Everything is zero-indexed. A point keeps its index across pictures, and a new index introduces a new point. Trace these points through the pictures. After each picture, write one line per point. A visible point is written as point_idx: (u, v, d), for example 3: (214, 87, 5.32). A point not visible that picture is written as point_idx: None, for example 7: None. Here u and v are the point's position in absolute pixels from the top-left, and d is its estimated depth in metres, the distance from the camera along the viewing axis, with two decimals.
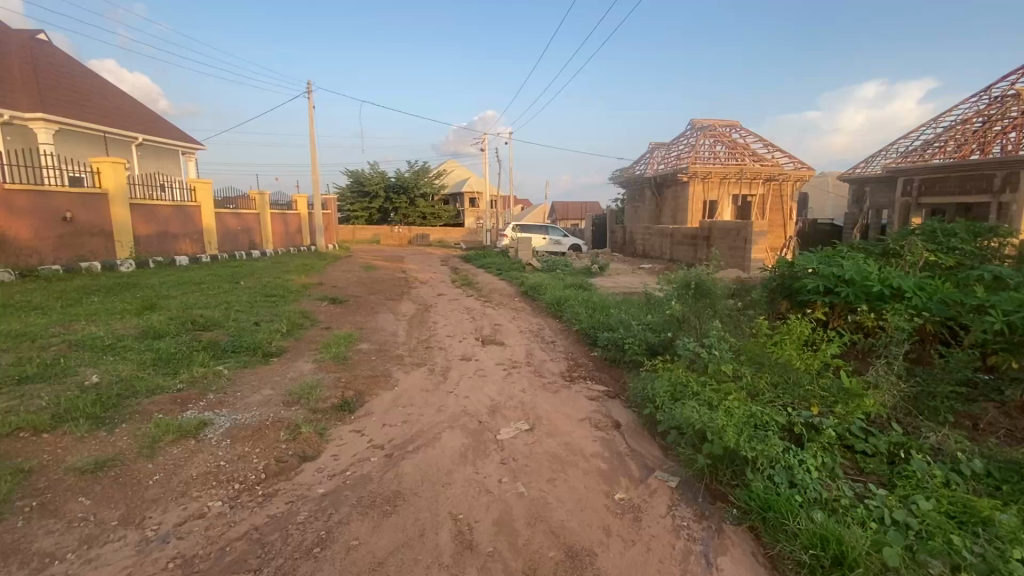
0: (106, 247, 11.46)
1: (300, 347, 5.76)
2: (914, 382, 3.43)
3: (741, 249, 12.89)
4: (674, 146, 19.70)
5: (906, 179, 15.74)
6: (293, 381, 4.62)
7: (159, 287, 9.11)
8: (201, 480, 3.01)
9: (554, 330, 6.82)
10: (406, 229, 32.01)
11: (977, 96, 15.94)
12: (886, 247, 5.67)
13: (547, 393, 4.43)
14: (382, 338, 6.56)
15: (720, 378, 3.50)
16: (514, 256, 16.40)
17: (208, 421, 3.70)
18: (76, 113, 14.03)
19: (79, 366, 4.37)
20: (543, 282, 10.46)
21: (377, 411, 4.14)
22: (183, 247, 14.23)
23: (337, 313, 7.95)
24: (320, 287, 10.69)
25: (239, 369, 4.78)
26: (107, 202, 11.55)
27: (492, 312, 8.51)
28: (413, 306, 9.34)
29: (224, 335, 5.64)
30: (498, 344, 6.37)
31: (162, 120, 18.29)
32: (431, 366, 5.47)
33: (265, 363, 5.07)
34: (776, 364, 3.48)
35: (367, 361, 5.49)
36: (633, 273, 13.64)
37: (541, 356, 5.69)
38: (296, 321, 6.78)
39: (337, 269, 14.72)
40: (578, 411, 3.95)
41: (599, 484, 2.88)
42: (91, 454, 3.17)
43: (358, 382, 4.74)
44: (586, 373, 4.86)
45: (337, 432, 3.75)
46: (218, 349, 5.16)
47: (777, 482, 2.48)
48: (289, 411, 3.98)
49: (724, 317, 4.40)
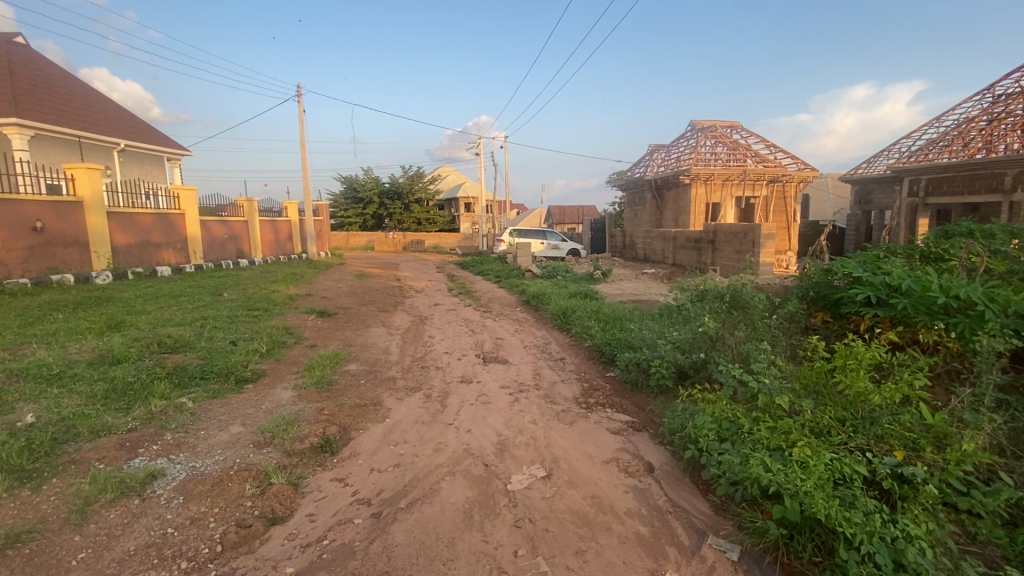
0: (81, 258, 10.79)
1: (279, 371, 5.12)
2: (1008, 416, 2.90)
3: (749, 253, 12.33)
4: (674, 148, 19.22)
5: (915, 179, 15.35)
6: (268, 415, 3.98)
7: (133, 302, 8.44)
8: (139, 558, 2.38)
9: (562, 345, 6.21)
10: (400, 235, 31.34)
11: (980, 95, 15.57)
12: (928, 251, 5.06)
13: (562, 425, 3.82)
14: (373, 357, 5.95)
15: (776, 413, 2.95)
16: (513, 263, 15.81)
17: (159, 471, 3.06)
18: (54, 118, 13.40)
19: (15, 403, 3.70)
20: (546, 291, 9.83)
21: (365, 451, 3.53)
22: (166, 257, 13.54)
23: (324, 328, 7.31)
24: (309, 299, 10.04)
25: (206, 400, 4.15)
26: (82, 211, 10.89)
27: (493, 324, 7.90)
28: (407, 318, 8.70)
29: (193, 359, 5.00)
30: (501, 362, 5.75)
31: (145, 125, 17.65)
32: (427, 390, 4.85)
33: (240, 393, 4.43)
34: (841, 396, 2.94)
35: (355, 386, 4.86)
36: (637, 280, 13.05)
37: (550, 377, 5.07)
38: (278, 339, 6.15)
39: (327, 278, 14.08)
40: (602, 450, 3.35)
41: (642, 559, 2.29)
42: (3, 524, 2.51)
43: (344, 413, 4.11)
44: (604, 400, 4.25)
45: (314, 482, 3.12)
46: (184, 375, 4.52)
47: (882, 567, 1.94)
48: (259, 455, 3.35)
49: (765, 335, 3.85)
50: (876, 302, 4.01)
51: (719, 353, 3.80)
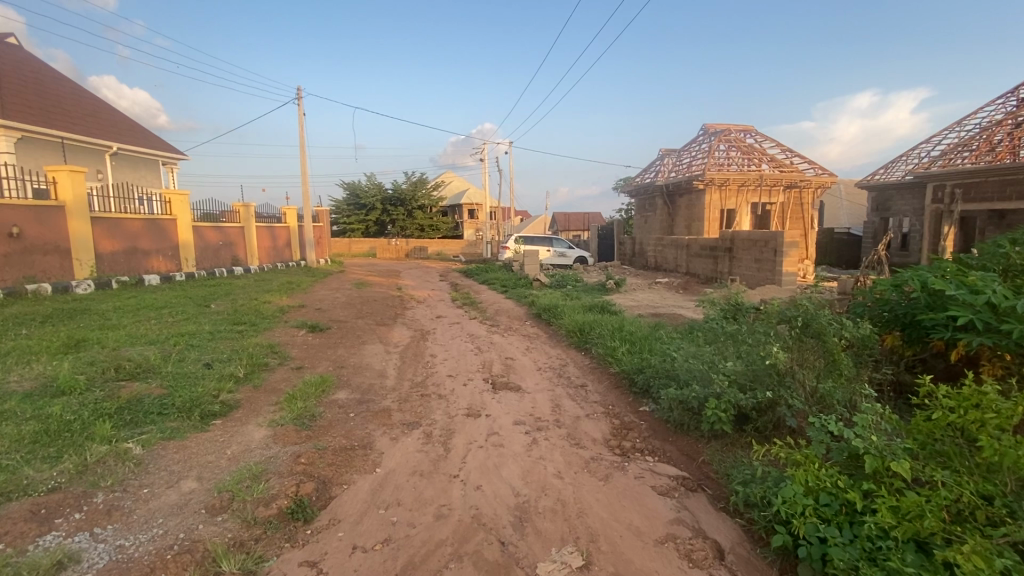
0: (61, 266, 10.13)
1: (256, 401, 4.38)
2: None
3: (770, 262, 11.59)
4: (686, 152, 18.49)
5: (938, 185, 14.65)
6: (231, 465, 3.24)
7: (109, 315, 7.72)
8: None
9: (581, 369, 5.46)
10: (404, 242, 30.66)
11: (1004, 98, 14.79)
12: (1012, 263, 4.26)
13: (595, 481, 3.06)
14: (366, 382, 5.21)
15: (892, 486, 2.24)
16: (519, 272, 15.09)
17: (72, 555, 2.33)
18: (42, 120, 12.79)
19: None
20: (558, 302, 9.05)
21: (349, 519, 2.78)
22: (155, 264, 12.84)
23: (315, 346, 6.59)
24: (302, 311, 9.31)
25: (158, 444, 3.42)
26: (63, 216, 10.22)
27: (501, 341, 7.16)
28: (407, 333, 7.97)
29: (156, 388, 4.28)
30: (513, 389, 4.98)
31: (140, 128, 17.09)
32: (427, 427, 4.08)
33: (201, 433, 3.68)
34: (978, 460, 2.23)
35: (342, 421, 4.10)
36: (651, 290, 12.30)
37: (572, 410, 4.30)
38: (260, 361, 5.41)
39: (324, 287, 13.34)
40: (652, 524, 2.60)
41: None
42: None
43: (325, 461, 3.36)
44: (643, 445, 3.50)
45: (279, 567, 2.39)
46: (139, 411, 3.79)
47: None
48: (211, 527, 2.60)
49: (847, 372, 3.15)
50: (980, 329, 3.32)
51: (791, 393, 3.10)
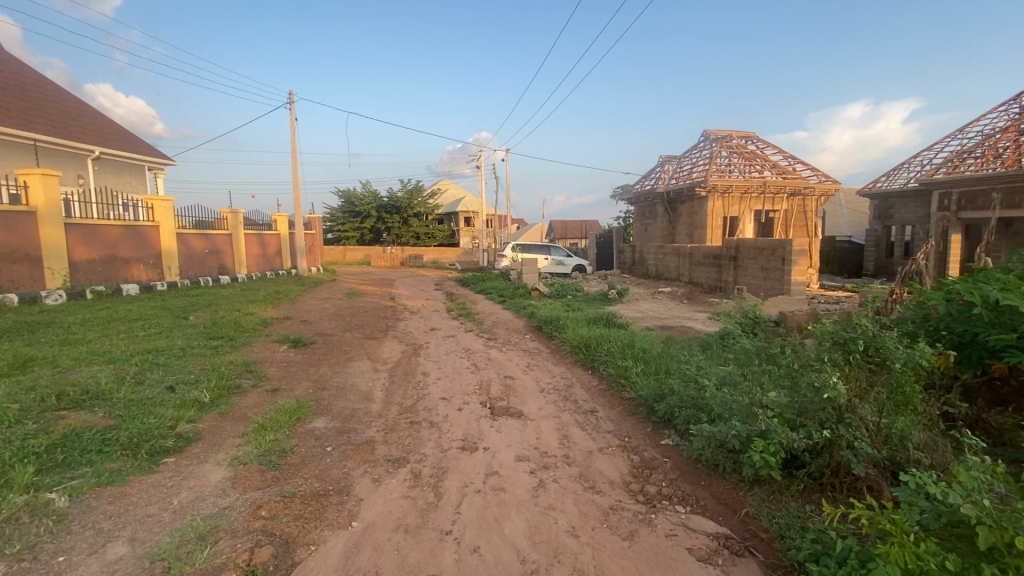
0: (31, 275, 9.54)
1: (219, 432, 3.81)
2: None
3: (778, 271, 11.12)
4: (687, 158, 18.08)
5: (944, 193, 14.03)
6: (176, 520, 2.67)
7: (72, 328, 7.09)
8: None
9: (590, 391, 4.90)
10: (398, 249, 30.16)
11: (1006, 104, 14.44)
12: None
13: (618, 542, 2.50)
14: (349, 406, 4.65)
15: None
16: (516, 281, 14.55)
17: None
18: (17, 121, 12.22)
19: None
20: (559, 314, 8.51)
21: None
22: (135, 273, 12.23)
23: (295, 363, 6.01)
24: (286, 323, 8.70)
25: (89, 491, 2.84)
26: (34, 222, 9.62)
27: (499, 357, 6.60)
28: (398, 347, 7.38)
29: (101, 419, 3.69)
30: (514, 415, 4.41)
31: (126, 133, 16.58)
32: (416, 465, 3.51)
33: (147, 476, 3.10)
34: None
35: (317, 458, 3.52)
36: (654, 300, 11.79)
37: (583, 443, 3.73)
38: (231, 382, 4.82)
39: (313, 297, 12.73)
40: None
41: None
42: None
43: (292, 512, 2.80)
44: (672, 492, 2.94)
45: None
46: (74, 449, 3.21)
47: None
48: None
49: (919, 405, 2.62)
50: None
51: (853, 434, 2.58)
